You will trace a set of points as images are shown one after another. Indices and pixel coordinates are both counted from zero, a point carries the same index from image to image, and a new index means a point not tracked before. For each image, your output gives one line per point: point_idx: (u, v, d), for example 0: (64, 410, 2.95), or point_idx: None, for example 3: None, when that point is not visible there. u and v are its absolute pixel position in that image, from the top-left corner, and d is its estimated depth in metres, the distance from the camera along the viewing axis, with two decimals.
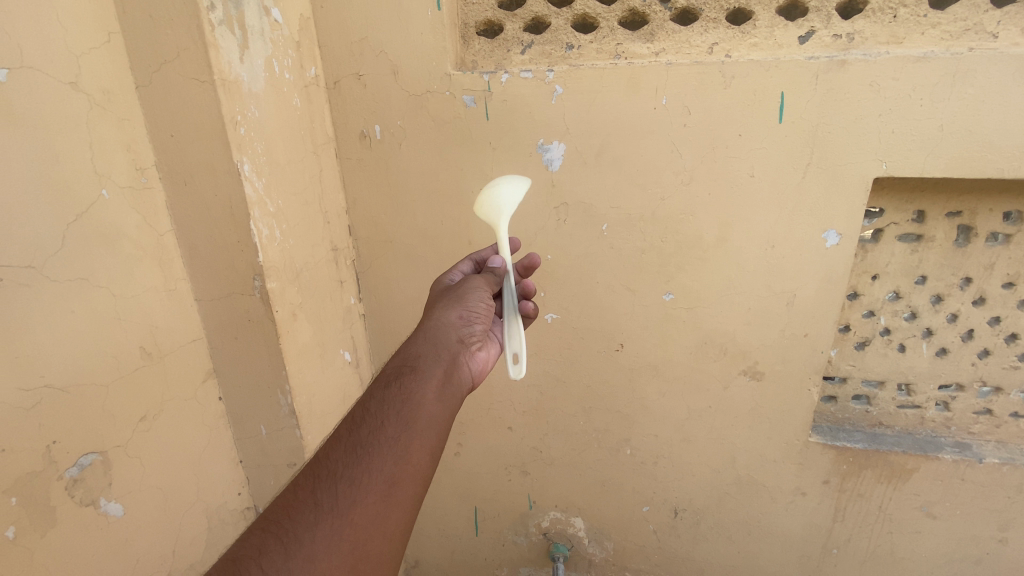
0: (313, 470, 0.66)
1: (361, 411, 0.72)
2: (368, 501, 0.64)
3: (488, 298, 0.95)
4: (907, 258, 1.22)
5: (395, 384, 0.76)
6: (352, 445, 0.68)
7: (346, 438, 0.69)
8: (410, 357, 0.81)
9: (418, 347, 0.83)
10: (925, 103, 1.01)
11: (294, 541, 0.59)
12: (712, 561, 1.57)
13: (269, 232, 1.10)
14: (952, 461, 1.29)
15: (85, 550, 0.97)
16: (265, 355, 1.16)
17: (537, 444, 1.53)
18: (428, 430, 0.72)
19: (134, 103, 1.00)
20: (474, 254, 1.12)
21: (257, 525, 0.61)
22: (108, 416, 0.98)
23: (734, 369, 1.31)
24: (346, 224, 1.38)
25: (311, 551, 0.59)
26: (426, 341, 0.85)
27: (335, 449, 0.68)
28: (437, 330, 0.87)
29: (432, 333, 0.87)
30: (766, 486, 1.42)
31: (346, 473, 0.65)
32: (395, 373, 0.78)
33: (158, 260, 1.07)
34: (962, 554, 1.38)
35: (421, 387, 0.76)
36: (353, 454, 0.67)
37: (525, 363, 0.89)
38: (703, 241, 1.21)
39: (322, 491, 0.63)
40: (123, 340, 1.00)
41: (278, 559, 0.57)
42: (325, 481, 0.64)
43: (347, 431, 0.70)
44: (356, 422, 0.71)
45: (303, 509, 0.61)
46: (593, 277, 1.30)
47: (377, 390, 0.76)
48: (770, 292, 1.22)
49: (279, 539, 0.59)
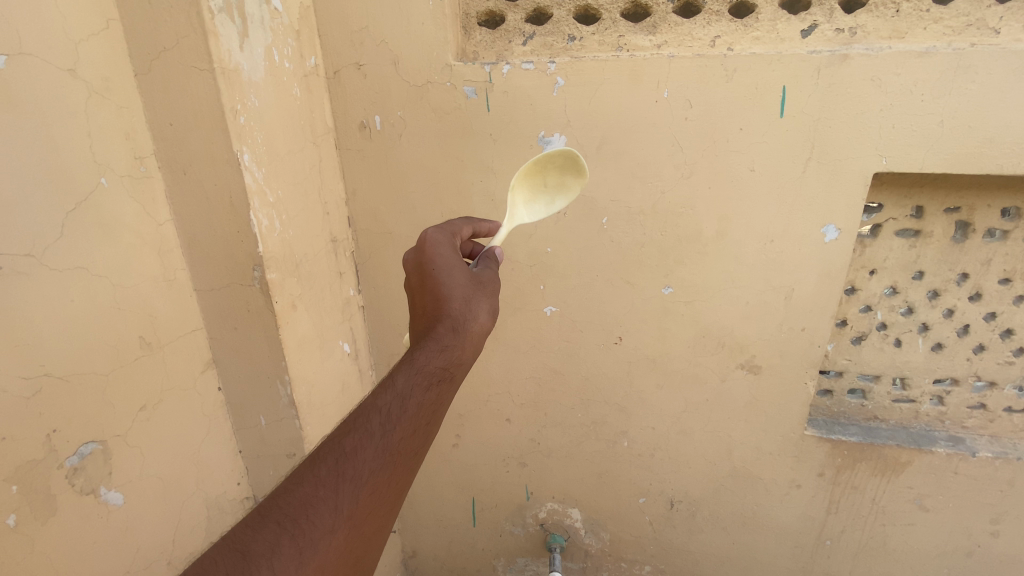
0: (337, 466, 0.65)
1: (397, 409, 0.70)
2: (379, 512, 0.66)
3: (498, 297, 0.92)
4: (905, 254, 1.23)
5: (434, 392, 0.74)
6: (383, 450, 0.67)
7: (378, 440, 0.67)
8: (452, 363, 0.77)
9: (460, 350, 0.78)
10: (926, 98, 1.01)
11: (309, 546, 0.59)
12: (709, 553, 1.58)
13: (269, 222, 1.09)
14: (945, 455, 1.31)
15: (85, 539, 0.97)
16: (265, 345, 1.17)
17: (534, 436, 1.54)
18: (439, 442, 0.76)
19: (132, 91, 0.99)
20: (472, 222, 1.02)
21: (269, 517, 0.60)
22: (108, 406, 0.98)
23: (731, 362, 1.32)
24: (346, 215, 1.38)
25: (323, 558, 0.60)
26: (466, 344, 0.80)
27: (366, 448, 0.66)
28: (477, 334, 0.82)
29: (472, 335, 0.81)
30: (761, 478, 1.43)
31: (370, 480, 0.65)
32: (435, 376, 0.74)
33: (157, 250, 1.07)
34: (953, 546, 1.39)
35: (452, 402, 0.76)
36: (381, 460, 0.67)
37: None
38: (702, 235, 1.22)
39: (343, 495, 0.63)
40: (122, 330, 1.00)
41: (290, 563, 0.58)
42: (347, 486, 0.64)
43: (380, 430, 0.68)
44: (389, 421, 0.69)
45: (323, 512, 0.61)
46: (592, 271, 1.30)
47: (414, 387, 0.72)
48: (768, 286, 1.23)
49: (295, 542, 0.59)
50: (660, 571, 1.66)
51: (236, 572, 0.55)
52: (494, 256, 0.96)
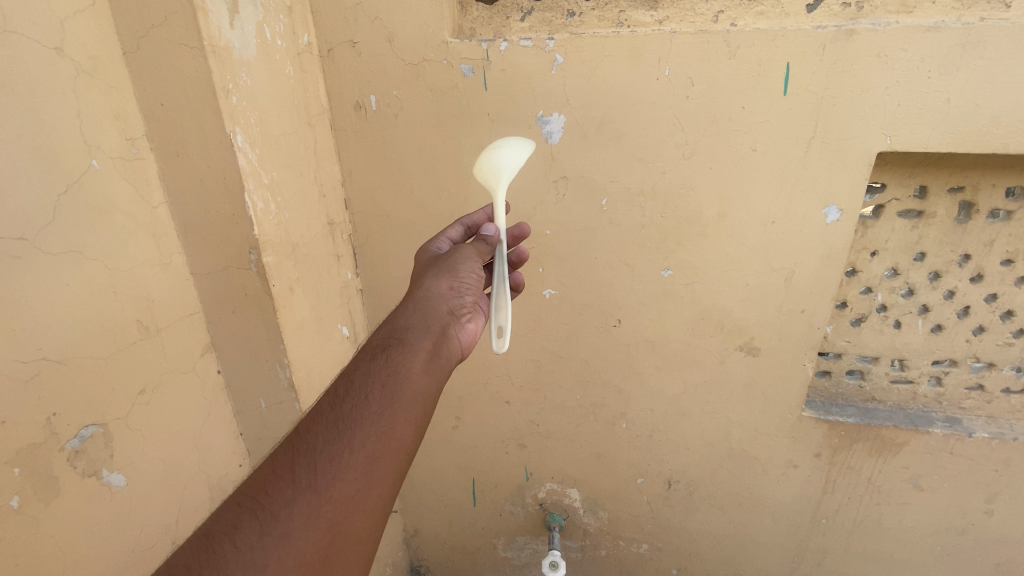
0: (292, 445, 0.68)
1: (345, 384, 0.75)
2: (349, 477, 0.66)
3: (478, 269, 0.98)
4: (907, 234, 1.22)
5: (384, 355, 0.79)
6: (334, 420, 0.70)
7: (328, 413, 0.71)
8: (398, 330, 0.84)
9: (407, 317, 0.87)
10: (933, 75, 0.99)
11: (269, 518, 0.61)
12: (706, 532, 1.60)
13: (265, 204, 1.08)
14: (942, 436, 1.31)
15: (90, 520, 0.98)
16: (263, 329, 1.16)
17: (534, 418, 1.55)
18: (414, 403, 0.75)
19: (121, 70, 0.97)
20: (465, 219, 1.13)
21: (231, 500, 0.64)
22: (107, 390, 0.98)
23: (730, 345, 1.32)
24: (343, 198, 1.36)
25: (288, 526, 0.61)
26: (416, 310, 0.88)
27: (317, 423, 0.70)
28: (429, 299, 0.90)
29: (423, 302, 0.90)
30: (758, 458, 1.44)
31: (326, 449, 0.67)
32: (382, 346, 0.81)
33: (151, 233, 1.06)
34: (947, 525, 1.41)
35: (408, 360, 0.79)
36: (334, 429, 0.69)
37: (508, 336, 0.88)
38: (702, 217, 1.20)
39: (300, 467, 0.65)
40: (119, 314, 1.00)
41: (252, 535, 0.60)
42: (303, 458, 0.66)
43: (329, 405, 0.72)
44: (339, 395, 0.74)
45: (281, 485, 0.64)
46: (591, 253, 1.29)
47: (362, 361, 0.79)
48: (768, 268, 1.22)
49: (254, 516, 0.61)
50: (657, 549, 1.68)
51: (200, 551, 0.58)
52: (489, 235, 1.05)
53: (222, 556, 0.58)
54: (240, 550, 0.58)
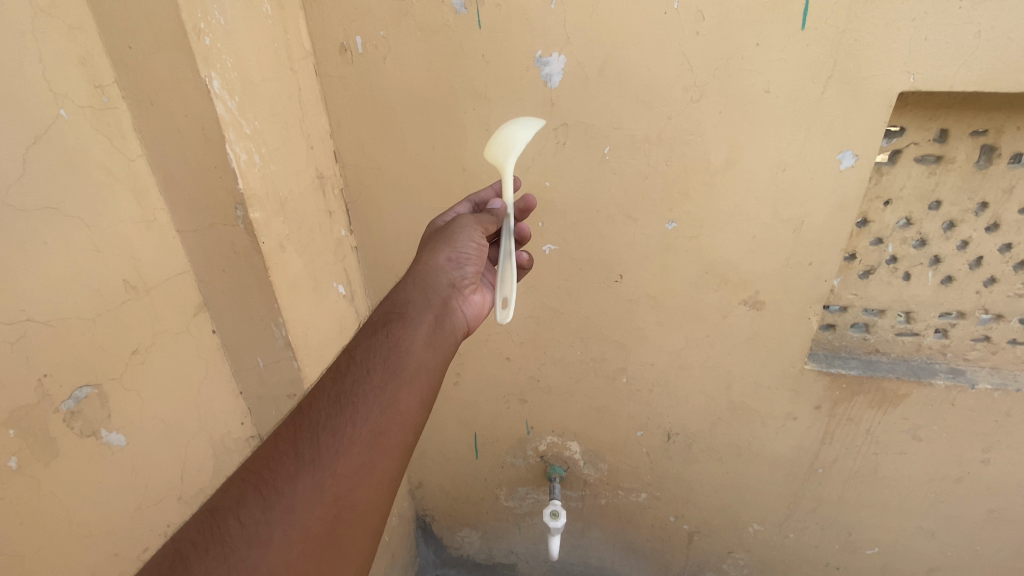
0: (294, 421, 0.70)
1: (347, 361, 0.77)
2: (353, 451, 0.67)
3: (480, 238, 0.99)
4: (923, 182, 1.16)
5: (386, 330, 0.82)
6: (335, 396, 0.72)
7: (329, 388, 0.73)
8: (398, 306, 0.87)
9: (406, 293, 0.89)
10: (966, 5, 0.90)
11: (273, 492, 0.62)
12: (705, 482, 1.62)
13: (248, 156, 1.02)
14: (943, 388, 1.31)
15: (93, 478, 0.98)
16: (256, 288, 1.13)
17: (534, 374, 1.55)
18: (417, 377, 0.78)
19: (82, 9, 0.89)
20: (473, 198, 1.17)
21: (235, 477, 0.65)
22: (98, 350, 0.97)
23: (734, 299, 1.29)
24: (332, 150, 1.30)
25: (292, 501, 0.62)
26: (416, 287, 0.91)
27: (320, 399, 0.72)
28: (428, 274, 0.93)
29: (423, 277, 0.92)
30: (758, 411, 1.45)
31: (330, 423, 0.69)
32: (383, 322, 0.84)
33: (131, 189, 1.01)
34: (942, 474, 1.42)
35: (409, 335, 0.82)
36: (336, 404, 0.71)
37: (512, 307, 0.95)
38: (710, 165, 1.14)
39: (303, 442, 0.67)
40: (104, 274, 0.96)
41: (256, 510, 0.61)
42: (305, 433, 0.68)
43: (331, 381, 0.75)
44: (340, 372, 0.76)
45: (284, 461, 0.65)
46: (593, 206, 1.24)
47: (363, 338, 0.81)
48: (777, 219, 1.18)
49: (257, 491, 0.62)
50: (656, 498, 1.72)
51: (204, 527, 0.59)
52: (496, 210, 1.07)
53: (227, 531, 0.59)
54: (245, 525, 0.60)
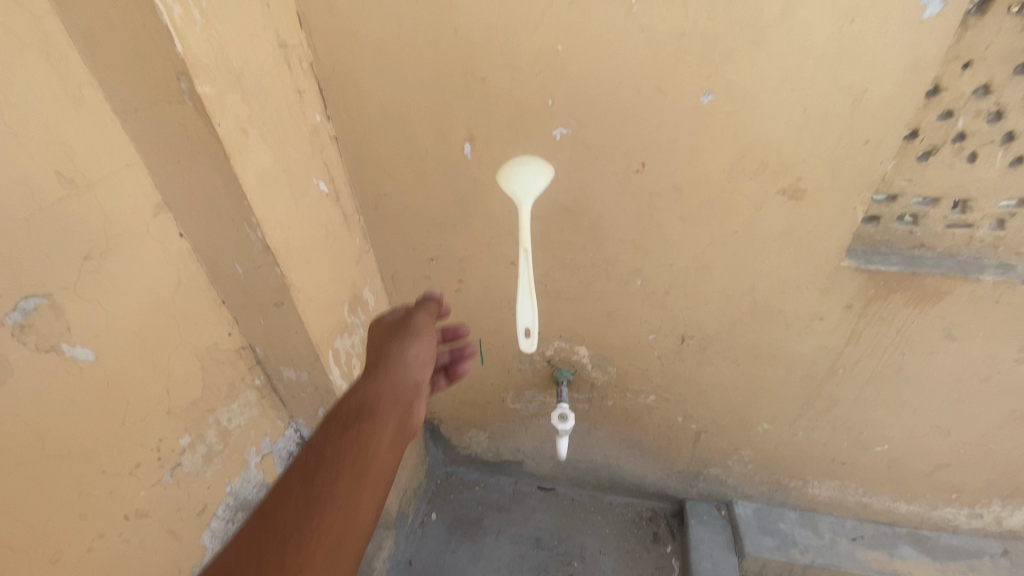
0: (303, 445, 0.77)
1: (342, 400, 0.86)
2: (372, 436, 0.80)
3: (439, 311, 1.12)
4: (1016, 37, 0.94)
5: (371, 373, 0.91)
6: (342, 419, 0.81)
7: (331, 421, 0.82)
8: (377, 354, 0.96)
9: (383, 343, 0.98)
10: None
11: (310, 492, 0.72)
12: (719, 382, 1.54)
13: (183, 10, 0.80)
14: (990, 284, 1.19)
15: (62, 395, 0.87)
16: (219, 183, 0.97)
17: (542, 278, 1.43)
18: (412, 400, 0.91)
19: None
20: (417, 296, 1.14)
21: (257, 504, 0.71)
22: (38, 255, 0.82)
23: (772, 187, 1.13)
24: (294, 11, 1.06)
25: (332, 484, 0.73)
26: (392, 337, 0.99)
27: (324, 428, 0.80)
28: (404, 330, 1.02)
29: (399, 332, 1.01)
30: (782, 312, 1.34)
31: (346, 435, 0.79)
32: (367, 366, 0.93)
33: (45, 55, 0.81)
34: (968, 373, 1.36)
35: (397, 366, 0.93)
36: (346, 422, 0.80)
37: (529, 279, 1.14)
38: (762, 17, 0.92)
39: (323, 454, 0.76)
40: (29, 164, 0.80)
41: (296, 508, 0.70)
42: (323, 448, 0.77)
43: (332, 414, 0.84)
44: (337, 407, 0.85)
45: (310, 472, 0.74)
46: (614, 77, 1.03)
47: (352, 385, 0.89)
48: (836, 87, 0.98)
49: (294, 499, 0.71)
50: (665, 399, 1.64)
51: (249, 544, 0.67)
52: None
53: (276, 529, 0.68)
54: (292, 514, 0.69)
